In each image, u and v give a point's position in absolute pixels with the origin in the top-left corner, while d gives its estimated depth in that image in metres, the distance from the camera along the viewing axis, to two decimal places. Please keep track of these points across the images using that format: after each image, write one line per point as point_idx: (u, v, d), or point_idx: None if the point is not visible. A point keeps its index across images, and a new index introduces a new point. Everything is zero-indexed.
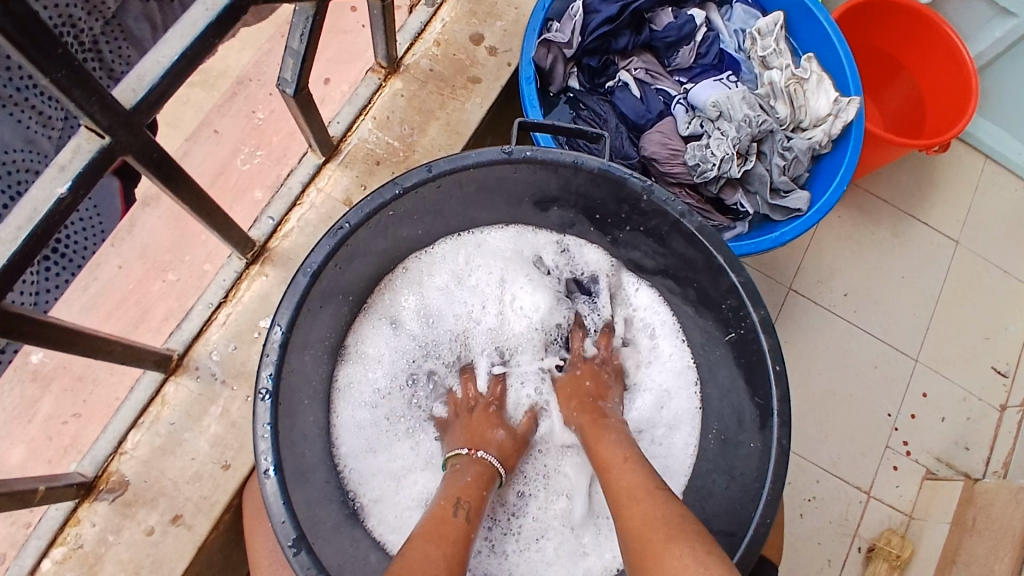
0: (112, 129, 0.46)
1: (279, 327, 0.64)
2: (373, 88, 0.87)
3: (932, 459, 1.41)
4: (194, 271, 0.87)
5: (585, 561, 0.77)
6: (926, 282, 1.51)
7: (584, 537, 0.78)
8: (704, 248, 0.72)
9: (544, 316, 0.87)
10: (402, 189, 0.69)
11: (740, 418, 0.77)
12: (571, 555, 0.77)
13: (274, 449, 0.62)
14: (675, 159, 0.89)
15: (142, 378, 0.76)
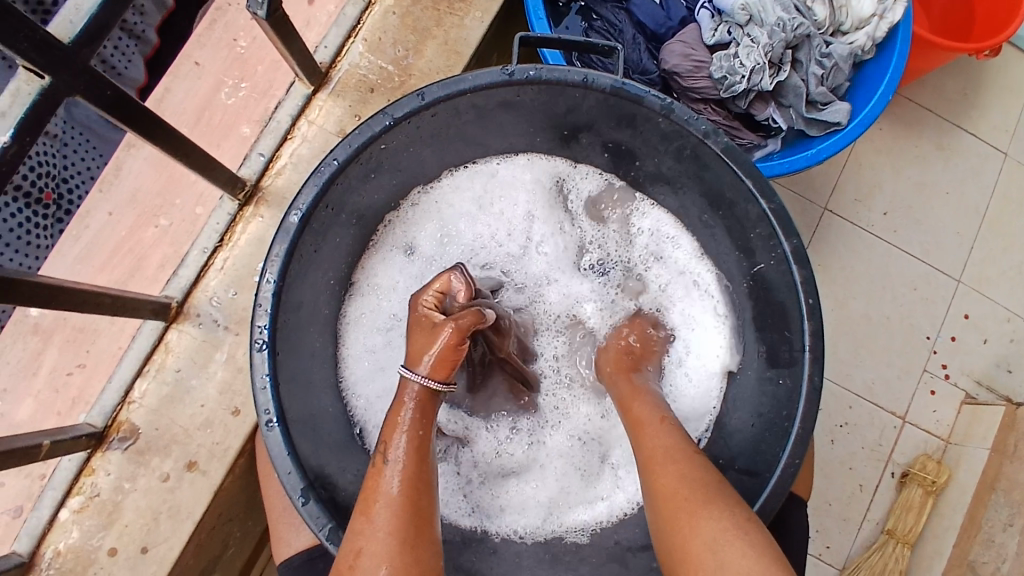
0: (51, 66, 0.42)
1: (271, 276, 0.60)
2: (362, 7, 0.79)
3: (972, 383, 1.35)
4: (186, 216, 0.77)
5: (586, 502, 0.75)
6: (974, 196, 1.40)
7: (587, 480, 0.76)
8: (730, 170, 0.66)
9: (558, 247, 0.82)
10: (393, 120, 0.63)
11: (767, 354, 0.72)
12: (573, 498, 0.75)
13: (275, 401, 0.59)
14: (698, 72, 0.80)
15: (142, 327, 0.74)
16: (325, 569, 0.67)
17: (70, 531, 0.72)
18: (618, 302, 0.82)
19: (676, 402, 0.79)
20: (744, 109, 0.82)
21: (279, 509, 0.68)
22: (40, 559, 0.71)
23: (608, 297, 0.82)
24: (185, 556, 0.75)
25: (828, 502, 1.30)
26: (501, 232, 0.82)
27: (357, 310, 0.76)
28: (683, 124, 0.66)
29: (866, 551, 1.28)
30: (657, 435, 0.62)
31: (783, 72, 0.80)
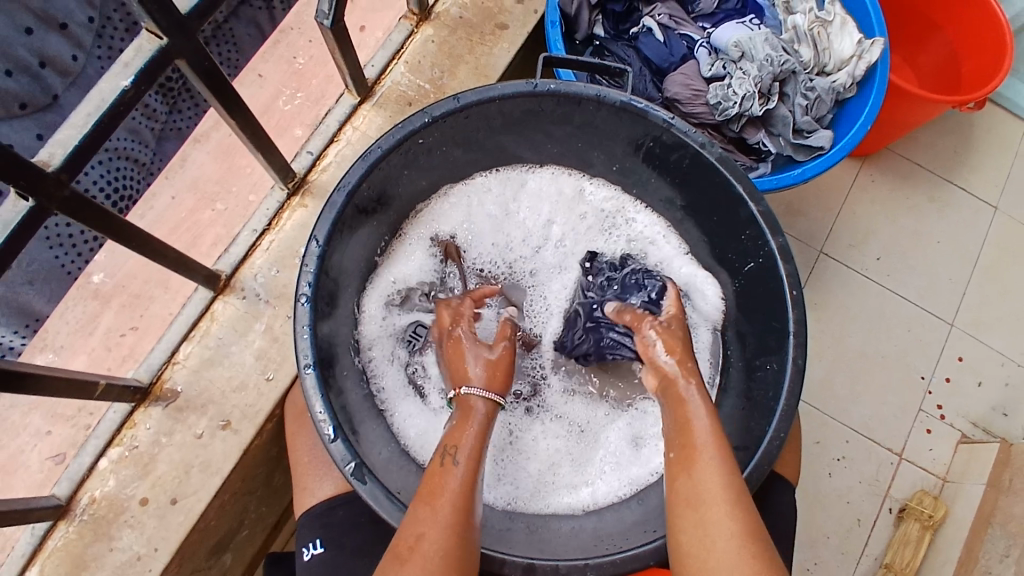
0: (169, 31, 0.52)
1: (317, 242, 0.69)
2: (406, 34, 0.92)
3: (968, 424, 1.39)
4: (240, 202, 0.87)
5: (589, 487, 0.79)
6: (964, 246, 1.49)
7: (591, 467, 0.81)
8: (724, 177, 0.75)
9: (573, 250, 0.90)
10: (431, 118, 0.73)
11: (759, 345, 0.78)
12: (575, 482, 0.80)
13: (313, 350, 0.67)
14: (696, 99, 0.92)
15: (193, 296, 0.82)
16: (345, 518, 0.72)
17: (106, 479, 0.77)
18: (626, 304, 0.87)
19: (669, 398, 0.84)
20: (737, 133, 0.93)
21: (306, 461, 0.75)
22: (75, 504, 0.77)
23: None
24: (209, 514, 0.81)
25: (827, 535, 1.32)
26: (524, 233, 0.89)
27: (385, 282, 0.84)
28: (683, 136, 0.75)
29: None
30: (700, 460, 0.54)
31: (773, 102, 0.91)
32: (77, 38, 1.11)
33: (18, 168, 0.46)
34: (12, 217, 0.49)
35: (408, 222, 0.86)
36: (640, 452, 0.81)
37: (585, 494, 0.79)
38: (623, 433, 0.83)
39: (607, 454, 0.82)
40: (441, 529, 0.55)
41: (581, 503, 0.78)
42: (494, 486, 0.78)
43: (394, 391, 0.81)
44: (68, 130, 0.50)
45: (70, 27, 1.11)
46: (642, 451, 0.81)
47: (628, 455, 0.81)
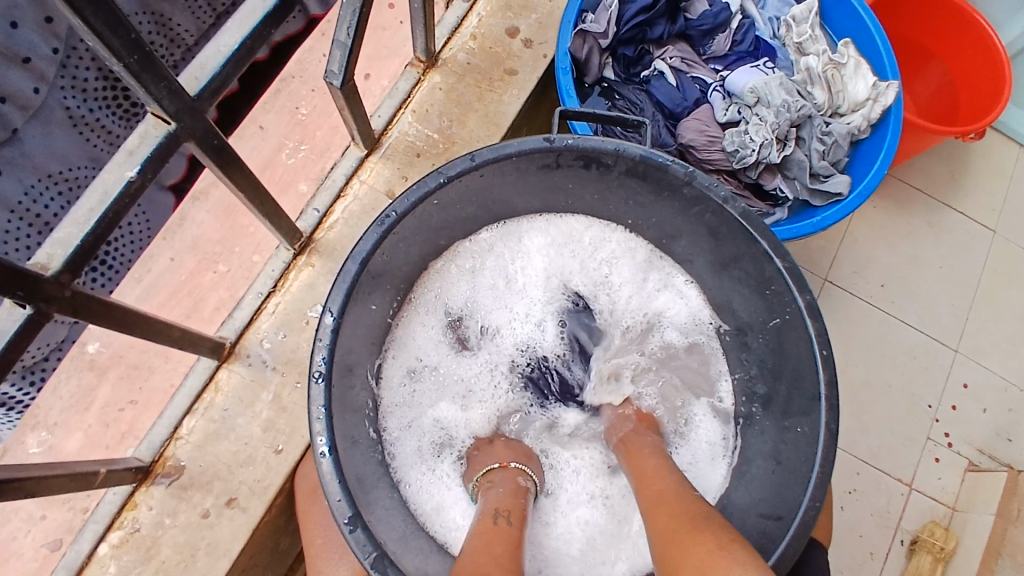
0: (177, 115, 0.51)
1: (331, 314, 0.66)
2: (413, 82, 0.89)
3: (974, 451, 1.38)
4: (244, 262, 0.83)
5: (627, 549, 0.77)
6: (965, 271, 1.48)
7: (627, 529, 0.78)
8: (747, 232, 0.72)
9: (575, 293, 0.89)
10: (446, 178, 0.70)
11: (790, 404, 0.75)
12: (607, 543, 0.77)
13: (328, 432, 0.63)
14: (712, 145, 0.90)
15: (195, 365, 0.78)
16: None
17: (107, 565, 0.73)
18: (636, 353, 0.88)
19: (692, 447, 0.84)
20: (754, 179, 0.91)
21: (318, 542, 0.74)
22: None
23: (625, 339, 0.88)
24: None
25: (840, 571, 1.30)
26: (532, 292, 0.88)
27: (396, 348, 0.81)
28: (705, 190, 0.73)
29: None
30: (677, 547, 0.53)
31: (790, 148, 0.90)
32: (41, 72, 0.92)
33: (20, 274, 0.45)
34: (9, 325, 0.47)
35: (417, 284, 0.83)
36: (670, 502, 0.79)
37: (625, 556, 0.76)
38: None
39: (640, 512, 0.79)
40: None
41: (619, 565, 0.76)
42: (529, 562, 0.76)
43: (406, 461, 0.78)
44: (72, 227, 0.49)
45: (35, 62, 0.91)
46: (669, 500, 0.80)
47: None
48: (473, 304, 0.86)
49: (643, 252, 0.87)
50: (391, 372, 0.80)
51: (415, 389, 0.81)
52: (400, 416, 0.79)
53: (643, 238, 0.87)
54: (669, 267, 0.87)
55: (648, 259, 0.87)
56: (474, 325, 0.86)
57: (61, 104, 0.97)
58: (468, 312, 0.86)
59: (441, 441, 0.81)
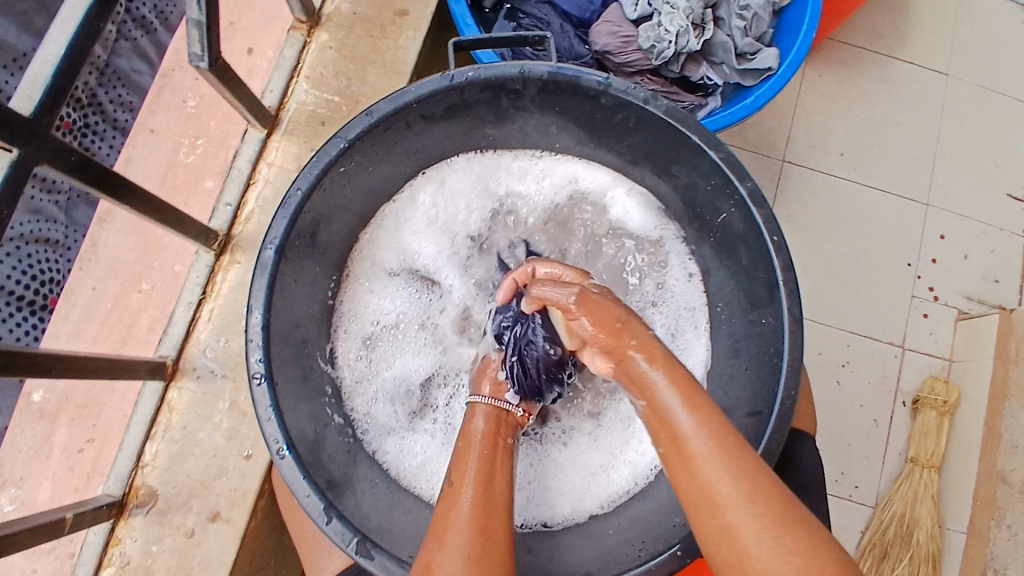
0: (19, 139, 0.47)
1: (257, 311, 0.62)
2: (299, 47, 0.82)
3: (962, 300, 1.37)
4: (167, 275, 0.79)
5: (632, 465, 0.76)
6: (925, 121, 1.44)
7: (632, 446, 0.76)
8: (676, 131, 0.68)
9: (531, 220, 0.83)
10: (347, 141, 0.65)
11: (752, 298, 0.72)
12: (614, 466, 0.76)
13: (283, 431, 0.61)
14: (628, 47, 0.84)
15: (143, 390, 0.75)
16: None
17: None
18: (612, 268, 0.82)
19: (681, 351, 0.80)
20: (678, 73, 0.87)
21: (308, 537, 0.73)
22: None
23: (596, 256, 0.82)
24: None
25: (848, 444, 1.30)
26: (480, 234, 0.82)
27: (347, 322, 0.78)
28: (623, 96, 0.68)
29: (894, 483, 1.27)
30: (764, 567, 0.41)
31: (711, 30, 0.85)
32: None
33: None
34: None
35: (354, 254, 0.79)
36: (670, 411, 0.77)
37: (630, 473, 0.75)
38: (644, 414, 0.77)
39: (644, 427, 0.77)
40: (460, 561, 0.51)
41: (617, 493, 0.75)
42: (519, 508, 0.74)
43: (379, 428, 0.76)
44: None
45: None
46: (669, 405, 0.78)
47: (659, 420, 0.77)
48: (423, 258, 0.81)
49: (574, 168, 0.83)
50: (346, 348, 0.77)
51: (376, 361, 0.78)
52: (366, 392, 0.76)
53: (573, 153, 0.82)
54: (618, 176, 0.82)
55: (594, 171, 0.82)
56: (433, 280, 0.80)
57: None
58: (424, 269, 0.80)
59: (413, 408, 0.77)
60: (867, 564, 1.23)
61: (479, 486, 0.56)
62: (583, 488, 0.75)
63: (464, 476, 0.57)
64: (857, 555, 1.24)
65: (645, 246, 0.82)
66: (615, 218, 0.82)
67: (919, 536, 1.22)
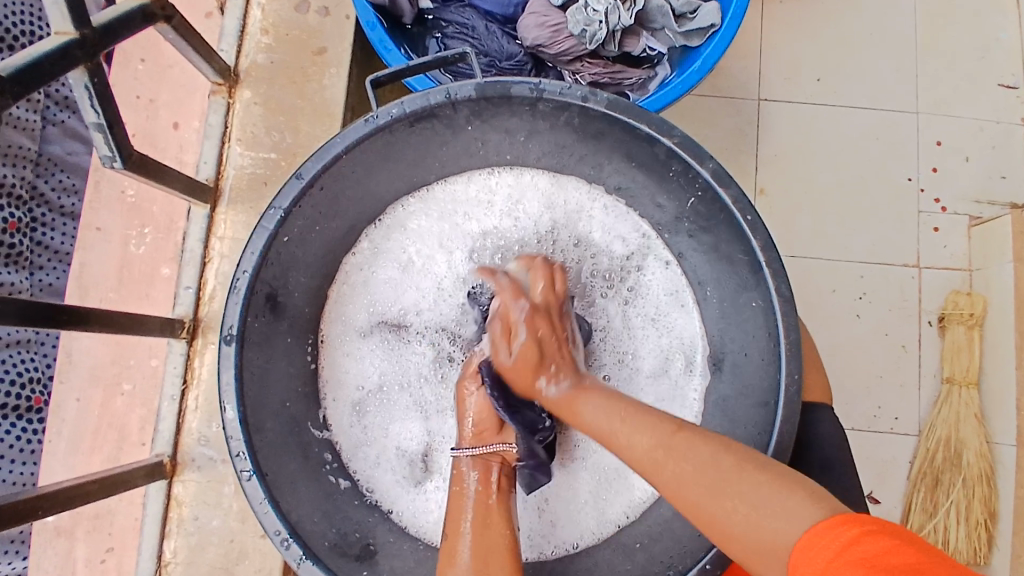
0: None
1: (231, 406, 0.61)
2: (224, 110, 0.79)
3: (972, 205, 1.31)
4: (146, 371, 0.78)
5: None
6: (898, 25, 1.36)
7: None
8: (623, 123, 0.64)
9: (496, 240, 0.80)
10: (284, 211, 0.62)
11: (737, 278, 0.68)
12: None
13: (282, 518, 0.61)
14: (559, 35, 0.79)
15: (148, 492, 0.75)
16: None
17: None
18: (592, 270, 0.79)
19: (678, 335, 0.77)
20: (618, 50, 0.81)
21: None
22: None
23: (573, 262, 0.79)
24: None
25: (879, 376, 1.26)
26: (450, 274, 0.79)
27: (332, 390, 0.76)
28: (562, 101, 0.64)
29: (934, 407, 1.23)
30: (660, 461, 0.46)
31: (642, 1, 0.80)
32: None
33: None
34: None
35: (324, 321, 0.77)
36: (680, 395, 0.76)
37: None
38: (653, 404, 0.76)
39: None
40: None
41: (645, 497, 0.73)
42: (544, 535, 0.72)
43: (390, 487, 0.74)
44: None
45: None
46: (675, 386, 0.77)
47: (671, 408, 0.76)
48: (400, 307, 0.78)
49: (539, 182, 0.79)
50: (339, 418, 0.75)
51: (368, 422, 0.76)
52: (367, 458, 0.75)
53: (533, 166, 0.78)
54: (571, 178, 0.78)
55: (545, 180, 0.79)
56: (411, 331, 0.78)
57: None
58: (401, 321, 0.78)
59: (418, 463, 0.75)
60: (920, 495, 1.20)
61: (480, 531, 0.58)
62: (602, 502, 0.73)
63: (459, 528, 0.58)
64: (909, 487, 1.22)
65: (618, 243, 0.79)
66: (581, 221, 0.79)
67: (969, 458, 1.18)
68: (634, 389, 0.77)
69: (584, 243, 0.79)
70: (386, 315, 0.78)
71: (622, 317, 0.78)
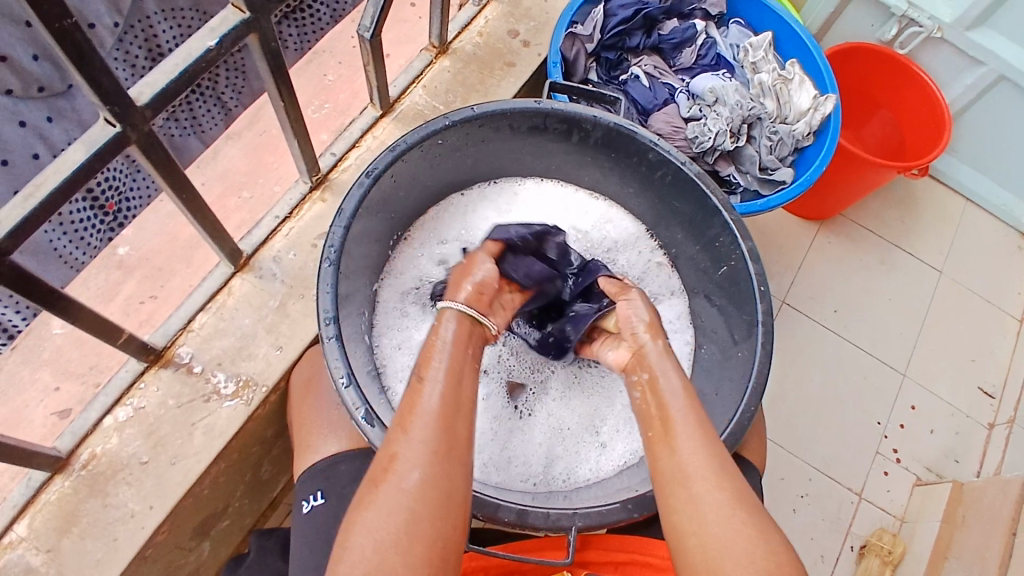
0: (253, 7, 0.63)
1: (346, 215, 0.76)
2: (426, 62, 1.04)
3: (922, 468, 1.46)
4: (265, 192, 1.04)
5: (601, 449, 0.84)
6: (914, 304, 1.61)
7: (606, 433, 0.85)
8: (701, 191, 0.85)
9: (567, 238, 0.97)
10: (451, 122, 0.82)
11: (731, 337, 0.86)
12: (591, 445, 0.84)
13: (334, 306, 0.72)
14: (677, 134, 1.06)
15: (214, 270, 0.88)
16: (346, 472, 0.77)
17: (109, 437, 0.81)
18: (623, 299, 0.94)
19: None
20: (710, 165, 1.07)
21: (311, 422, 0.82)
22: (75, 458, 0.79)
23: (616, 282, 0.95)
24: (206, 478, 0.84)
25: None
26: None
27: (395, 274, 0.91)
28: (666, 155, 0.86)
29: None
30: (683, 464, 0.56)
31: (742, 141, 1.07)
32: (100, 39, 1.12)
33: (117, 95, 0.56)
34: (100, 139, 0.58)
35: (415, 226, 0.94)
36: None
37: (600, 456, 0.84)
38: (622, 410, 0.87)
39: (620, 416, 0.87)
40: (423, 451, 0.53)
41: (585, 477, 0.82)
42: (497, 468, 0.81)
43: (398, 366, 0.85)
44: (158, 75, 0.60)
45: (96, 30, 1.11)
46: None
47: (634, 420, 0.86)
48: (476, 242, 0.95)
49: (624, 221, 0.99)
50: (390, 294, 0.90)
51: (410, 311, 0.89)
52: (394, 335, 0.88)
53: (624, 210, 0.99)
54: (646, 237, 0.98)
55: (628, 223, 0.98)
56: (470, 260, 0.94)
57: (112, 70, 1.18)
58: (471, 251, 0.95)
59: None
60: None
61: (440, 436, 0.54)
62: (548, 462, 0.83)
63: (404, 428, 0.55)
64: None
65: (651, 286, 0.96)
66: (632, 257, 0.97)
67: None
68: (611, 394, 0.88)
69: (632, 272, 0.97)
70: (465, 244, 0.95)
71: None
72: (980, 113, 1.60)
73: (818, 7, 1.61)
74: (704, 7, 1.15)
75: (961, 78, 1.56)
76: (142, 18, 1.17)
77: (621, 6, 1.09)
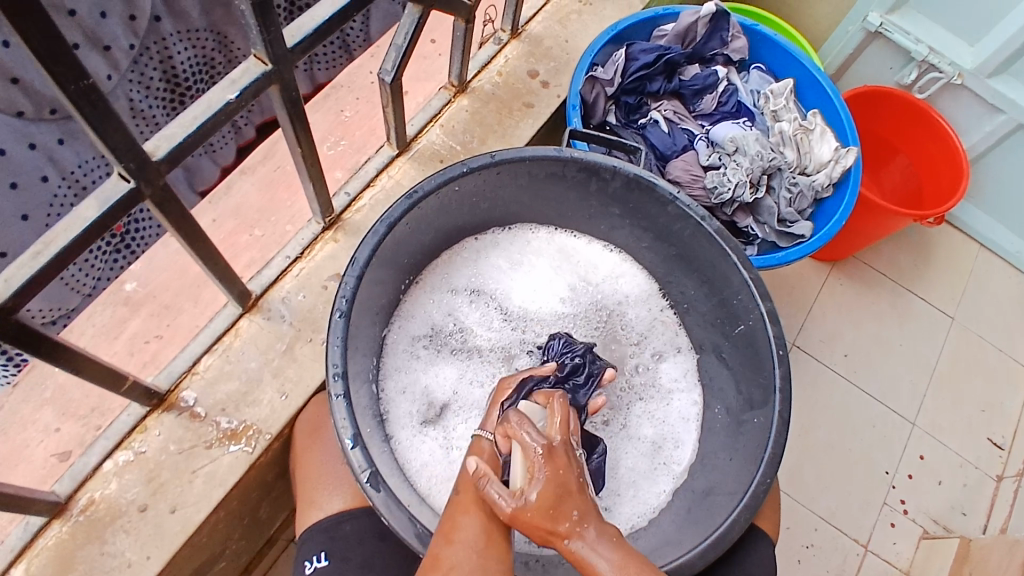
0: (275, 60, 0.62)
1: (357, 263, 0.74)
2: (444, 101, 1.03)
3: (929, 520, 1.44)
4: (276, 230, 1.04)
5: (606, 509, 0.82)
6: (924, 351, 1.59)
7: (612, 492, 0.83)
8: (721, 248, 0.82)
9: (578, 287, 0.96)
10: (468, 169, 0.80)
11: (747, 399, 0.84)
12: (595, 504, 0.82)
13: (343, 360, 0.70)
14: (696, 183, 1.04)
15: (221, 311, 0.87)
16: (349, 532, 0.79)
17: (108, 483, 0.79)
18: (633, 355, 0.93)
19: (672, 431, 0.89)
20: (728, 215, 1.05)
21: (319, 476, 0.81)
22: (72, 504, 0.77)
23: (627, 337, 0.93)
24: (204, 527, 0.82)
25: None
26: (546, 291, 0.94)
27: (405, 318, 0.89)
28: (685, 208, 0.83)
29: None
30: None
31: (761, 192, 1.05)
32: (116, 61, 1.12)
33: (131, 152, 0.54)
34: (113, 195, 0.56)
35: (426, 270, 0.92)
36: (655, 474, 0.85)
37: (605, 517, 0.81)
38: (630, 470, 0.85)
39: (629, 475, 0.85)
40: (468, 553, 0.52)
41: None
42: None
43: (401, 415, 0.83)
44: (176, 128, 0.59)
45: (112, 52, 1.10)
46: (653, 469, 0.86)
47: (643, 480, 0.85)
48: (488, 287, 0.93)
49: (636, 274, 0.97)
50: (397, 339, 0.88)
51: (418, 357, 0.88)
52: (399, 380, 0.85)
53: (637, 263, 0.98)
54: (657, 295, 0.97)
55: (639, 275, 0.97)
56: (480, 305, 0.92)
57: (126, 95, 1.18)
58: (483, 295, 0.93)
59: (434, 409, 0.85)
60: None
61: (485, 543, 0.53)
62: None
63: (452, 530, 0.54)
64: None
65: (661, 343, 0.94)
66: (643, 311, 0.96)
67: None
68: (620, 451, 0.86)
69: (643, 327, 0.95)
70: (477, 290, 0.93)
71: (632, 403, 0.89)
72: (996, 160, 1.58)
73: (838, 47, 1.60)
74: (726, 52, 1.13)
75: (979, 124, 1.54)
76: (159, 39, 1.17)
77: (643, 49, 1.07)
